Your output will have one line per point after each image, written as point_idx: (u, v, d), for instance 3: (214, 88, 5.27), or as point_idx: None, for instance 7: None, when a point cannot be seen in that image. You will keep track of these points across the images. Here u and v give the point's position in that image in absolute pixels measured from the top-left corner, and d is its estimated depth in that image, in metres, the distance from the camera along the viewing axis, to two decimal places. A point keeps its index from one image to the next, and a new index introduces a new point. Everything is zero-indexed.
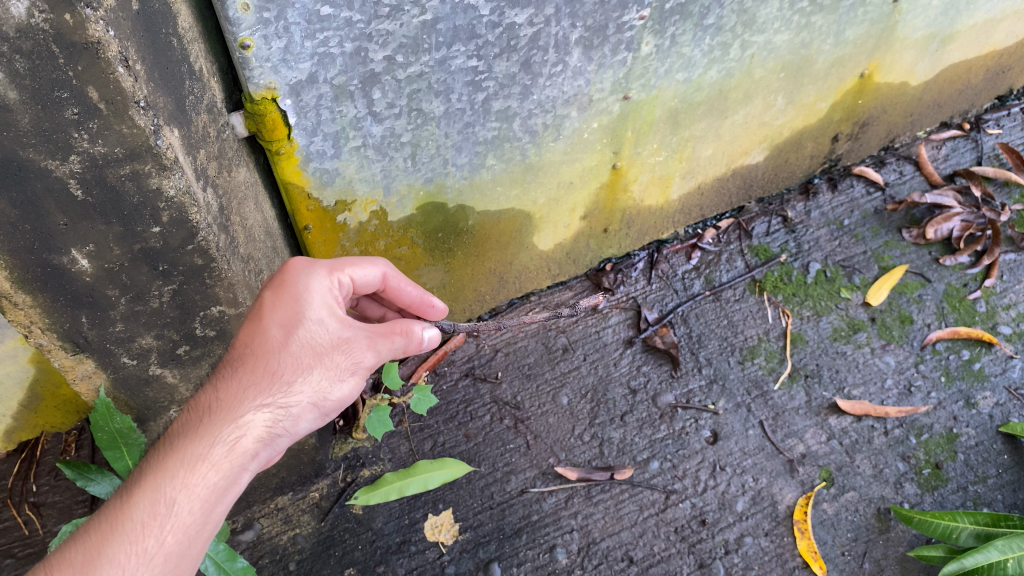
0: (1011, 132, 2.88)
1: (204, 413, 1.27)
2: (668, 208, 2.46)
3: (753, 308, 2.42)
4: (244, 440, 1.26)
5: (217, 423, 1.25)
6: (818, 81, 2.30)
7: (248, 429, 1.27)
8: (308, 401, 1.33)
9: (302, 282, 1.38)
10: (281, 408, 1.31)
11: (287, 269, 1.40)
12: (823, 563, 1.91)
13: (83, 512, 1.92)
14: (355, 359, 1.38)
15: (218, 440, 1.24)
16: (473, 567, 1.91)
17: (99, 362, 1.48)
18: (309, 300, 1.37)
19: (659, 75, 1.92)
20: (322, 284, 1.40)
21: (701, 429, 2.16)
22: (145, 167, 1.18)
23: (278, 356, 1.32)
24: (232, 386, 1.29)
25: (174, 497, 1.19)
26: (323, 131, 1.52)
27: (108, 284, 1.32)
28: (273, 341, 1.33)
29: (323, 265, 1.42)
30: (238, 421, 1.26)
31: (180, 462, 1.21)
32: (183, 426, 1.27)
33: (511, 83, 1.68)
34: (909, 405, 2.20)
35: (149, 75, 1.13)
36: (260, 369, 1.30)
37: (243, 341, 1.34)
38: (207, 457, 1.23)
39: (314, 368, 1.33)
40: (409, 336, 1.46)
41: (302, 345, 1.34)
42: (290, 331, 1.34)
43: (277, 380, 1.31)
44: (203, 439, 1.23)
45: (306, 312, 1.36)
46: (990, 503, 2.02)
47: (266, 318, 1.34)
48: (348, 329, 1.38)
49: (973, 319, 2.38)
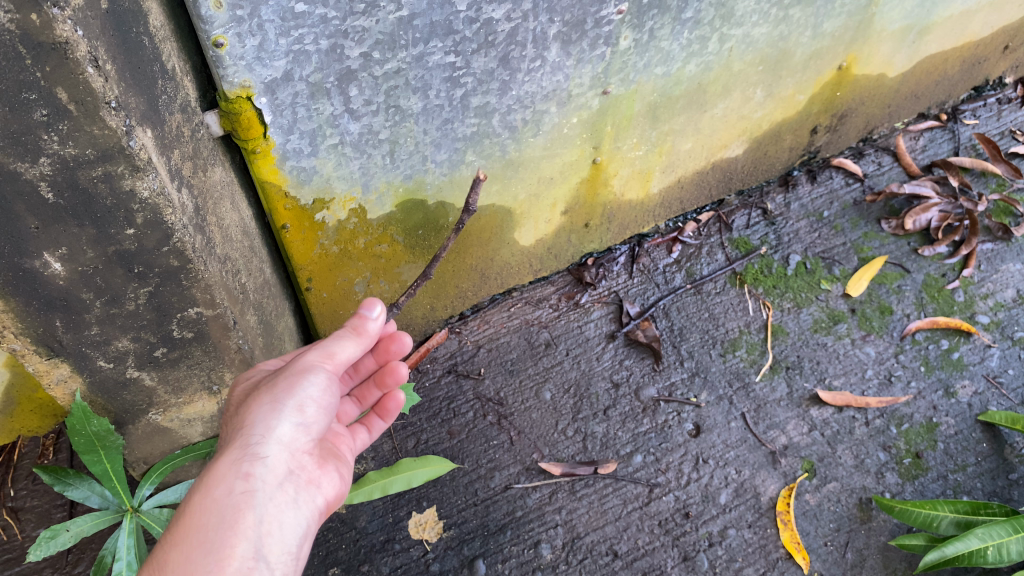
0: (987, 122, 2.91)
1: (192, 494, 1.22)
2: (648, 202, 2.45)
3: (734, 301, 2.42)
4: (222, 471, 1.18)
5: (192, 487, 1.19)
6: (797, 74, 2.30)
7: (221, 463, 1.19)
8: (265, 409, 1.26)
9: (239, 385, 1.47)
10: (245, 431, 1.23)
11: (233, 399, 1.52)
12: (806, 554, 1.92)
13: (62, 516, 1.90)
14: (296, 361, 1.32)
15: (195, 493, 1.16)
16: (458, 565, 1.90)
17: (74, 366, 1.45)
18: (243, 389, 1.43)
19: (638, 69, 1.92)
20: (258, 374, 1.48)
21: (684, 423, 2.16)
22: (117, 168, 1.16)
23: (232, 420, 1.31)
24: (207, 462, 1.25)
25: (164, 558, 1.09)
26: (299, 129, 1.50)
27: (82, 286, 1.30)
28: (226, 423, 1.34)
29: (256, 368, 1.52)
30: (208, 470, 1.20)
31: (167, 532, 1.13)
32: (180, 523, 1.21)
33: (489, 79, 1.67)
34: (889, 395, 2.21)
35: (120, 75, 1.11)
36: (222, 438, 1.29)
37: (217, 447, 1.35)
38: (186, 510, 1.15)
39: (258, 395, 1.30)
40: (352, 324, 1.37)
41: (243, 404, 1.35)
42: (233, 408, 1.37)
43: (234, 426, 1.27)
44: (184, 501, 1.17)
45: (241, 394, 1.42)
46: (969, 492, 2.03)
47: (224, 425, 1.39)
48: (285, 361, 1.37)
49: (951, 309, 2.40)
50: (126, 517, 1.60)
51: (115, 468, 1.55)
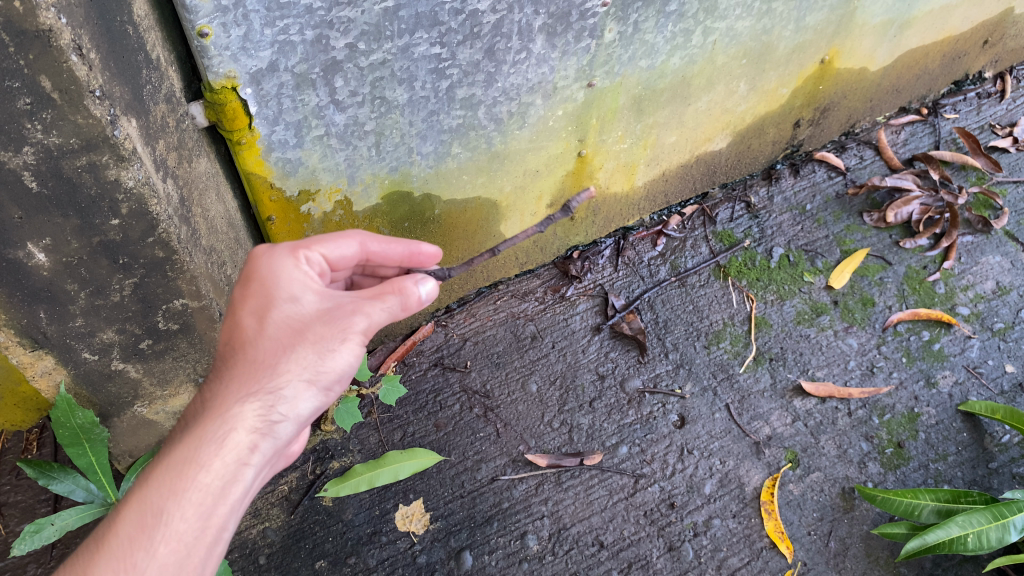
0: (967, 117, 2.94)
1: (193, 418, 1.21)
2: (633, 194, 2.47)
3: (718, 293, 2.44)
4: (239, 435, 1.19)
5: (205, 423, 1.19)
6: (780, 68, 2.32)
7: (241, 425, 1.20)
8: (301, 380, 1.24)
9: (270, 266, 1.29)
10: (275, 400, 1.22)
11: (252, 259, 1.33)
12: (790, 543, 1.94)
13: (46, 510, 1.89)
14: (347, 327, 1.26)
15: (204, 441, 1.17)
16: (444, 556, 1.91)
17: (59, 358, 1.45)
18: (279, 281, 1.27)
19: (623, 62, 1.93)
20: (291, 266, 1.30)
21: (668, 413, 2.18)
22: (102, 158, 1.16)
23: (258, 345, 1.23)
24: (218, 387, 1.22)
25: (161, 506, 1.13)
26: (285, 120, 1.50)
27: (67, 277, 1.29)
28: (249, 331, 1.24)
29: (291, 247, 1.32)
30: (224, 420, 1.19)
31: (167, 470, 1.15)
32: (176, 434, 1.21)
33: (474, 71, 1.68)
34: (871, 386, 2.23)
35: (104, 64, 1.11)
36: (242, 362, 1.23)
37: (226, 338, 1.27)
38: (191, 457, 1.16)
39: (297, 345, 1.23)
40: (402, 293, 1.31)
41: (277, 328, 1.24)
42: (262, 318, 1.25)
43: (262, 368, 1.22)
44: (189, 442, 1.17)
45: (278, 295, 1.26)
46: (950, 481, 2.06)
47: (239, 308, 1.27)
48: (327, 300, 1.28)
49: (932, 301, 2.42)
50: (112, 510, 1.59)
51: (100, 461, 1.56)
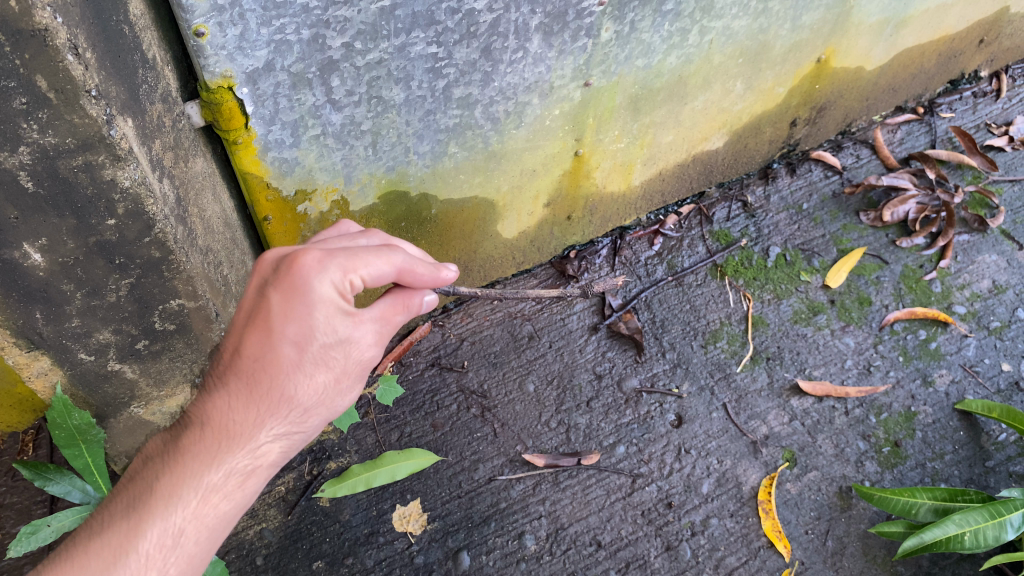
0: (963, 116, 2.94)
1: (216, 438, 1.19)
2: (630, 193, 2.47)
3: (715, 293, 2.44)
4: (260, 464, 1.23)
5: (232, 450, 1.19)
6: (776, 67, 2.32)
7: (264, 455, 1.23)
8: (317, 416, 1.30)
9: (318, 290, 1.20)
10: (295, 431, 1.27)
11: (297, 268, 1.20)
12: (787, 542, 1.94)
13: (42, 512, 1.88)
14: (367, 363, 1.33)
15: (231, 468, 1.19)
16: (442, 556, 1.90)
17: (55, 359, 1.44)
18: (326, 311, 1.21)
19: (619, 61, 1.93)
20: (331, 291, 1.21)
21: (666, 413, 2.18)
22: (98, 157, 1.16)
23: (294, 377, 1.22)
24: (245, 409, 1.21)
25: (183, 527, 1.13)
26: (281, 120, 1.49)
27: (63, 278, 1.29)
28: (287, 359, 1.21)
29: (343, 269, 1.21)
30: (253, 449, 1.21)
31: (193, 492, 1.15)
32: (192, 445, 1.19)
33: (471, 70, 1.67)
34: (868, 384, 2.24)
35: (100, 64, 1.11)
36: (276, 392, 1.22)
37: (253, 352, 1.21)
38: (216, 482, 1.17)
39: (327, 382, 1.27)
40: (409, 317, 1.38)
41: (314, 362, 1.23)
42: (302, 349, 1.22)
43: (294, 402, 1.24)
44: (216, 466, 1.17)
45: (321, 326, 1.21)
46: (947, 479, 2.06)
47: (277, 328, 1.20)
48: (361, 333, 1.27)
49: (929, 300, 2.43)
50: None
51: (96, 461, 1.54)
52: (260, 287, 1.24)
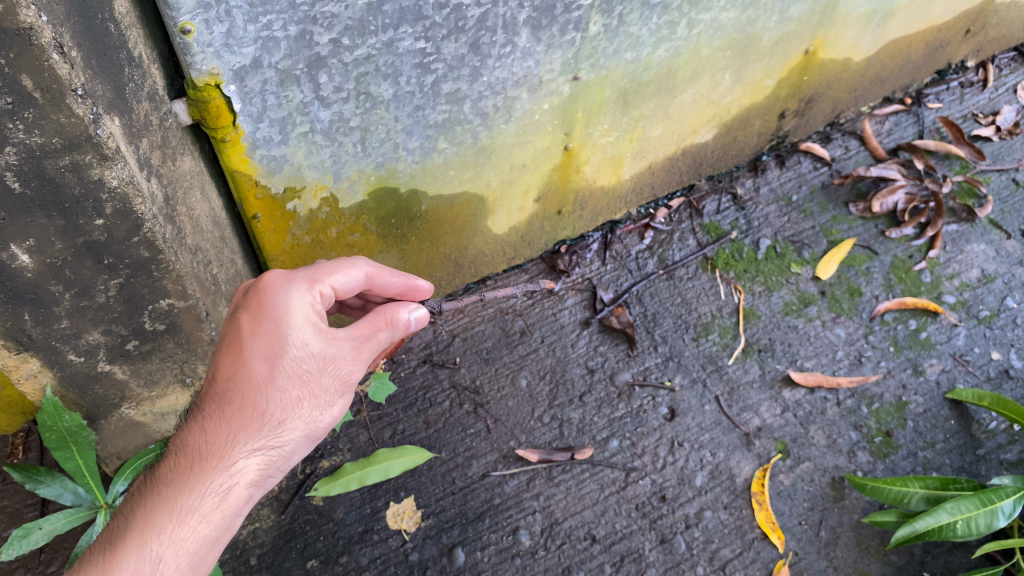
0: (950, 106, 2.95)
1: (192, 459, 1.25)
2: (620, 187, 2.46)
3: (706, 286, 2.44)
4: (237, 483, 1.27)
5: (208, 472, 1.24)
6: (764, 59, 2.32)
7: (241, 473, 1.28)
8: (297, 433, 1.34)
9: (283, 304, 1.30)
10: (273, 448, 1.32)
11: (265, 289, 1.31)
12: (781, 533, 1.95)
13: (33, 515, 1.87)
14: (346, 378, 1.37)
15: (209, 490, 1.24)
16: (437, 553, 1.91)
17: (44, 360, 1.43)
18: (291, 323, 1.29)
19: (608, 55, 1.93)
20: (302, 301, 1.31)
21: (658, 406, 2.18)
22: (85, 157, 1.15)
23: (266, 392, 1.28)
24: (220, 429, 1.27)
25: (160, 553, 1.18)
26: (269, 117, 1.48)
27: (51, 279, 1.28)
28: (258, 375, 1.28)
29: (307, 283, 1.32)
30: (228, 469, 1.26)
31: (169, 516, 1.21)
32: (171, 471, 1.25)
33: (459, 65, 1.67)
34: (859, 375, 2.25)
35: (86, 63, 1.10)
36: (248, 409, 1.27)
37: (227, 373, 1.29)
38: (193, 504, 1.23)
39: (302, 396, 1.31)
40: (394, 326, 1.40)
41: (286, 376, 1.29)
42: (272, 363, 1.28)
43: (268, 418, 1.29)
44: (191, 491, 1.23)
45: (290, 340, 1.29)
46: (938, 468, 2.07)
47: (249, 346, 1.28)
48: (333, 346, 1.32)
49: (918, 290, 2.44)
50: (99, 513, 1.59)
51: (87, 464, 1.55)
52: (232, 312, 1.33)
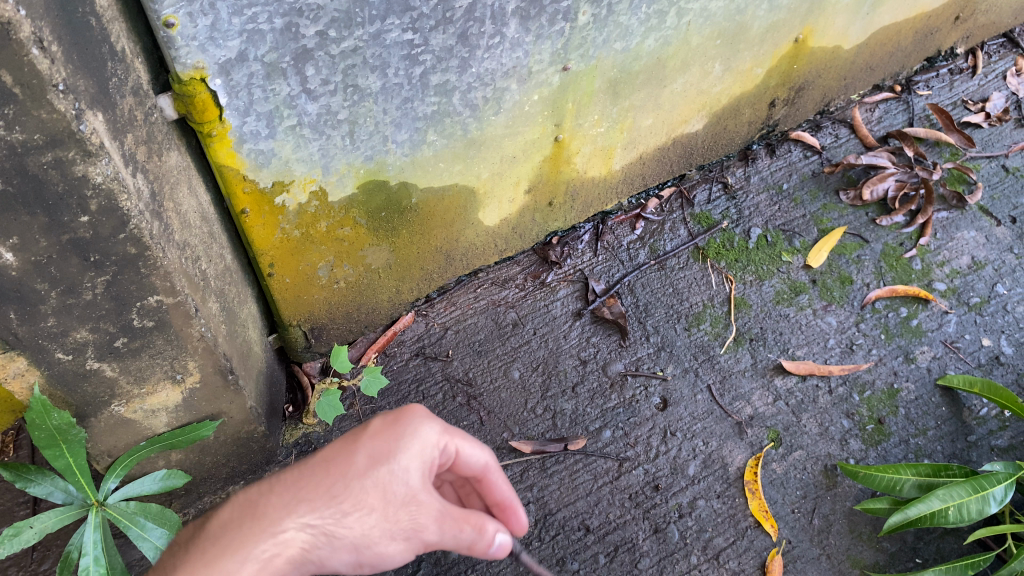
0: (940, 93, 2.96)
1: (254, 519, 1.12)
2: (611, 178, 2.46)
3: (697, 275, 2.44)
4: (279, 559, 1.10)
5: (261, 535, 1.10)
6: (754, 48, 2.31)
7: (284, 554, 1.11)
8: (346, 545, 1.16)
9: (414, 425, 1.25)
10: (323, 548, 1.14)
11: (407, 408, 1.28)
12: (774, 521, 1.95)
13: (24, 513, 1.86)
14: (417, 526, 1.20)
15: (252, 556, 1.09)
16: (431, 546, 1.91)
17: (31, 359, 1.41)
18: (409, 445, 1.23)
19: (597, 45, 1.91)
20: (431, 437, 1.26)
21: (651, 396, 2.18)
22: (68, 153, 1.13)
23: (349, 484, 1.17)
24: (291, 500, 1.14)
25: None
26: (256, 111, 1.47)
27: (36, 276, 1.26)
28: (353, 468, 1.18)
29: (442, 424, 1.28)
30: (275, 538, 1.10)
31: (210, 566, 1.06)
32: (229, 522, 1.12)
33: (448, 56, 1.66)
34: (851, 362, 2.25)
35: (67, 57, 1.09)
36: (325, 491, 1.16)
37: (326, 457, 1.20)
38: (232, 567, 1.07)
39: (376, 513, 1.17)
40: (481, 534, 1.22)
41: (376, 487, 1.18)
42: (370, 463, 1.19)
43: (335, 509, 1.15)
44: (239, 552, 1.08)
45: (395, 454, 1.21)
46: (930, 455, 2.08)
47: (362, 441, 1.22)
48: (427, 492, 1.21)
49: (909, 277, 2.44)
50: (92, 511, 1.59)
51: (78, 461, 1.54)
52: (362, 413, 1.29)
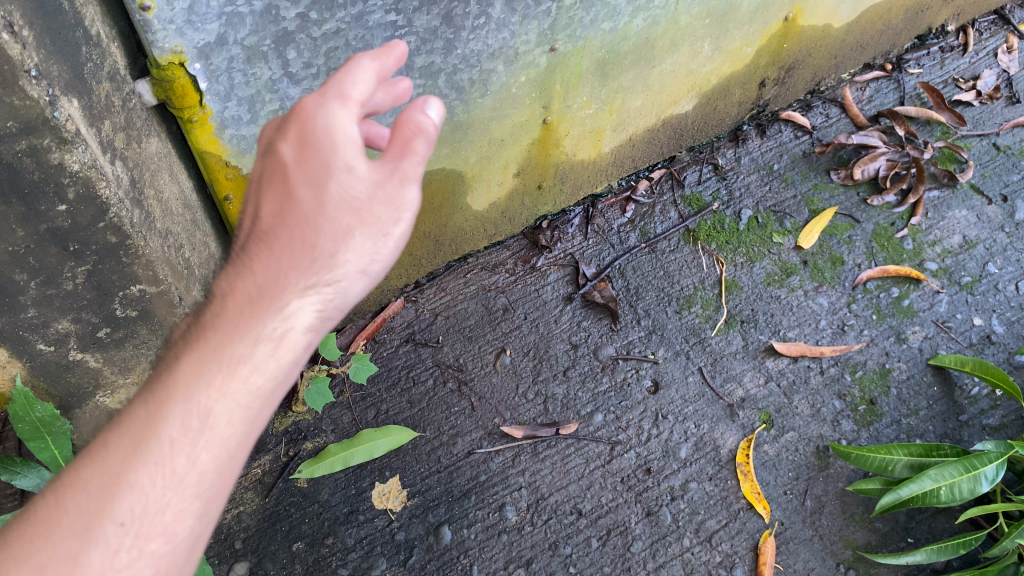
0: (931, 71, 2.94)
1: (242, 300, 0.98)
2: (600, 160, 2.43)
3: (688, 258, 2.43)
4: (294, 332, 0.98)
5: (260, 311, 0.97)
6: (743, 27, 2.28)
7: (301, 317, 0.99)
8: (357, 270, 1.04)
9: (322, 123, 1.04)
10: (333, 285, 1.02)
11: (303, 114, 1.05)
12: (766, 503, 1.96)
13: (12, 505, 1.84)
14: (401, 208, 1.07)
15: (262, 335, 0.96)
16: (423, 532, 1.90)
17: (12, 351, 1.39)
18: (333, 151, 1.04)
19: (585, 25, 1.89)
20: (345, 123, 1.05)
21: (642, 379, 2.17)
22: (43, 141, 1.11)
23: (316, 221, 1.03)
24: (269, 262, 1.01)
25: (210, 409, 0.91)
26: (237, 95, 1.44)
27: (14, 267, 1.24)
28: (304, 205, 1.03)
29: (341, 94, 1.05)
30: (283, 311, 0.98)
31: (207, 371, 0.93)
32: (206, 334, 0.96)
33: (432, 38, 1.63)
34: (842, 343, 2.24)
35: (39, 42, 1.06)
36: (297, 242, 1.02)
37: (276, 200, 1.05)
38: (243, 356, 0.94)
39: (357, 229, 1.04)
40: (424, 136, 1.10)
41: (341, 202, 1.04)
42: (319, 196, 1.03)
43: (319, 254, 1.02)
44: (238, 340, 0.95)
45: (331, 173, 1.04)
46: (922, 435, 2.08)
47: (293, 175, 1.05)
48: (382, 173, 1.06)
49: (901, 257, 2.43)
50: None
51: (63, 453, 1.48)
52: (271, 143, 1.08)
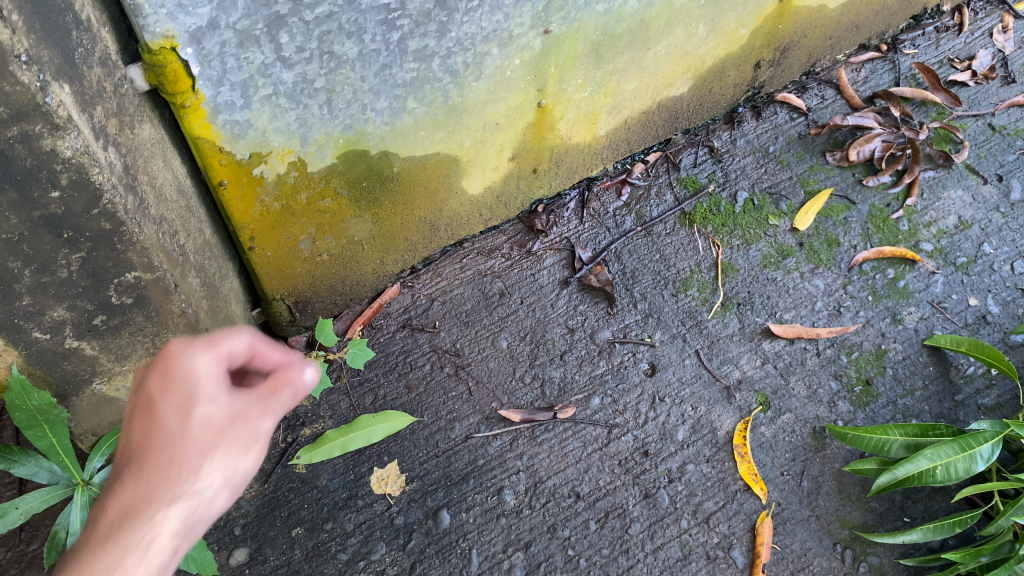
0: (926, 51, 2.93)
1: (107, 520, 0.92)
2: (595, 144, 2.43)
3: (684, 241, 2.43)
4: (164, 535, 0.93)
5: (126, 523, 0.92)
6: (738, 8, 2.27)
7: (166, 526, 0.93)
8: (223, 482, 0.99)
9: (186, 365, 1.04)
10: (201, 498, 0.97)
11: (163, 355, 1.06)
12: (764, 484, 1.96)
13: (10, 494, 1.84)
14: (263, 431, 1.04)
15: (131, 544, 0.91)
16: (422, 516, 1.91)
17: (8, 339, 1.39)
18: (194, 383, 1.03)
19: (579, 7, 1.88)
20: (207, 367, 1.05)
21: (639, 362, 2.17)
22: (34, 127, 1.10)
23: (180, 439, 0.98)
24: (132, 485, 0.95)
25: None
26: (229, 80, 1.43)
27: (9, 255, 1.23)
28: (170, 431, 0.99)
29: (207, 342, 1.07)
30: (153, 520, 0.93)
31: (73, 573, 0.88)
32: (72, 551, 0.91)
33: (426, 21, 1.62)
34: (839, 325, 2.25)
35: (29, 27, 1.05)
36: (165, 458, 0.97)
37: (135, 449, 1.00)
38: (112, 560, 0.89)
39: (220, 446, 0.99)
40: (295, 387, 1.08)
41: (204, 425, 1.00)
42: (181, 412, 1.00)
43: (187, 467, 0.97)
44: (103, 546, 0.90)
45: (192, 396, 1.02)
46: (917, 415, 2.09)
47: (158, 405, 1.01)
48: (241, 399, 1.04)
49: (896, 238, 2.43)
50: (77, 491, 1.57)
51: (61, 441, 1.51)
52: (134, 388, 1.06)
